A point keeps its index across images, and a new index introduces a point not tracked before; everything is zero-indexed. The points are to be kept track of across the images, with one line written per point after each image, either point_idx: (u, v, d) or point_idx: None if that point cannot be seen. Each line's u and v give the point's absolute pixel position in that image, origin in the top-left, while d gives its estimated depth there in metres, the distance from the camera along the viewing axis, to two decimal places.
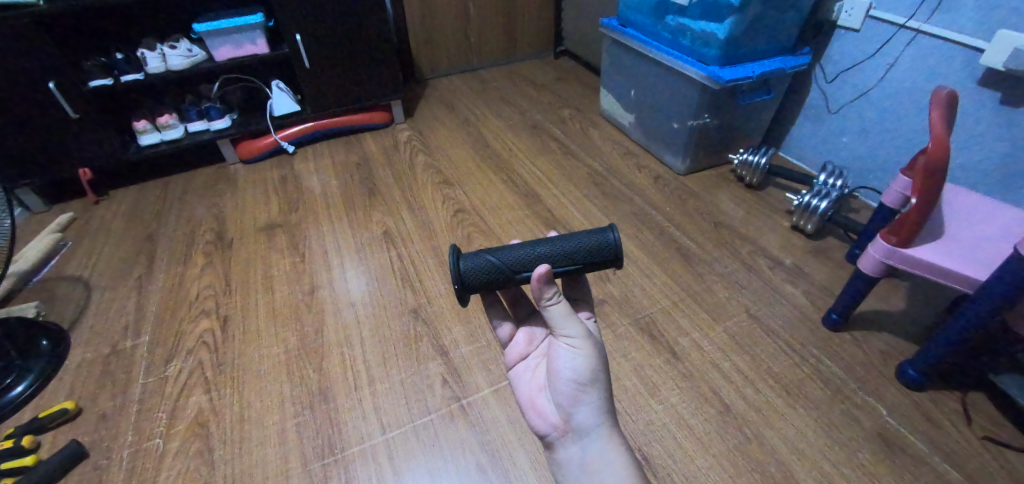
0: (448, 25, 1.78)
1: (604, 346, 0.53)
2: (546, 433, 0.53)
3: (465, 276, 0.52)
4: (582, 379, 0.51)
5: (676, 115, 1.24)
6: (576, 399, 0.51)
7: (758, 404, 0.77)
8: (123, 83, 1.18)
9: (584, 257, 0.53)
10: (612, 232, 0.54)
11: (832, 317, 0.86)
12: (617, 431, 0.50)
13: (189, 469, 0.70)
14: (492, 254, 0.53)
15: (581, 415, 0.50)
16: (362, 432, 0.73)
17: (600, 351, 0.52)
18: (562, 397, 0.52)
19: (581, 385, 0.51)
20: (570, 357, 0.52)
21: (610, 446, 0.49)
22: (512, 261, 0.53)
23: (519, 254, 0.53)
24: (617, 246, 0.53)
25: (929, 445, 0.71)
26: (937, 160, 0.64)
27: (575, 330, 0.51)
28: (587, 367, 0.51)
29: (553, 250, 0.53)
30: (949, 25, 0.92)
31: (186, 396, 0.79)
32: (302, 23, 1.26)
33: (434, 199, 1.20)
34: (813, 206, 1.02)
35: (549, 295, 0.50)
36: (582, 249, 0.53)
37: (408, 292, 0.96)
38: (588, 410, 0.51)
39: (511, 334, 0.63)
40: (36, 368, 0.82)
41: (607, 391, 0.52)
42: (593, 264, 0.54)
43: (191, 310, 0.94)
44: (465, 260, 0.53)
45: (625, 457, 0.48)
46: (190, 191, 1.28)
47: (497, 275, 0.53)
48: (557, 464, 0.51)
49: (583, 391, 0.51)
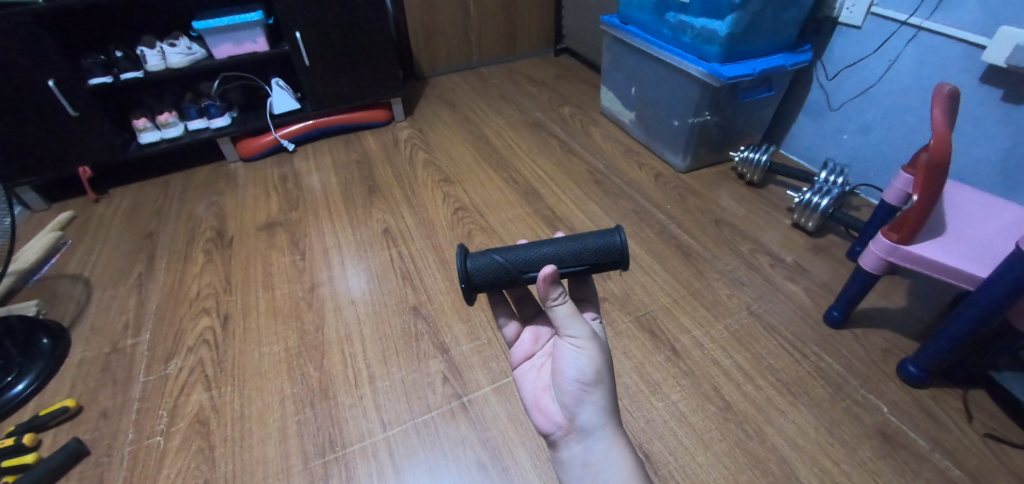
0: (448, 23, 1.78)
1: (608, 346, 0.52)
2: (550, 431, 0.53)
3: (471, 275, 0.52)
4: (586, 379, 0.51)
5: (676, 112, 1.24)
6: (579, 399, 0.51)
7: (759, 401, 0.77)
8: (123, 81, 1.18)
9: (591, 257, 0.53)
10: (620, 233, 0.53)
11: (833, 315, 0.86)
12: (620, 431, 0.50)
13: (190, 467, 0.70)
14: (498, 253, 0.53)
15: (585, 416, 0.50)
16: (363, 430, 0.73)
17: (605, 351, 0.52)
18: (566, 396, 0.52)
19: (585, 385, 0.51)
20: (574, 358, 0.51)
21: (614, 447, 0.49)
22: (518, 260, 0.52)
23: (526, 254, 0.53)
24: (624, 247, 0.52)
25: (930, 442, 0.71)
26: (940, 157, 0.64)
27: (581, 331, 0.50)
28: (592, 368, 0.51)
29: (560, 250, 0.53)
30: (950, 22, 0.91)
31: (187, 394, 0.79)
32: (302, 20, 1.26)
33: (434, 197, 1.20)
34: (814, 204, 1.02)
35: (555, 295, 0.49)
36: (590, 249, 0.53)
37: (408, 289, 0.95)
38: (592, 410, 0.50)
39: (517, 334, 0.63)
40: (36, 366, 0.82)
41: (611, 391, 0.51)
42: (600, 265, 0.53)
43: (191, 307, 0.93)
44: (472, 259, 0.52)
45: (627, 457, 0.48)
46: (190, 189, 1.27)
47: (503, 275, 0.52)
48: (561, 463, 0.52)
49: (587, 392, 0.51)
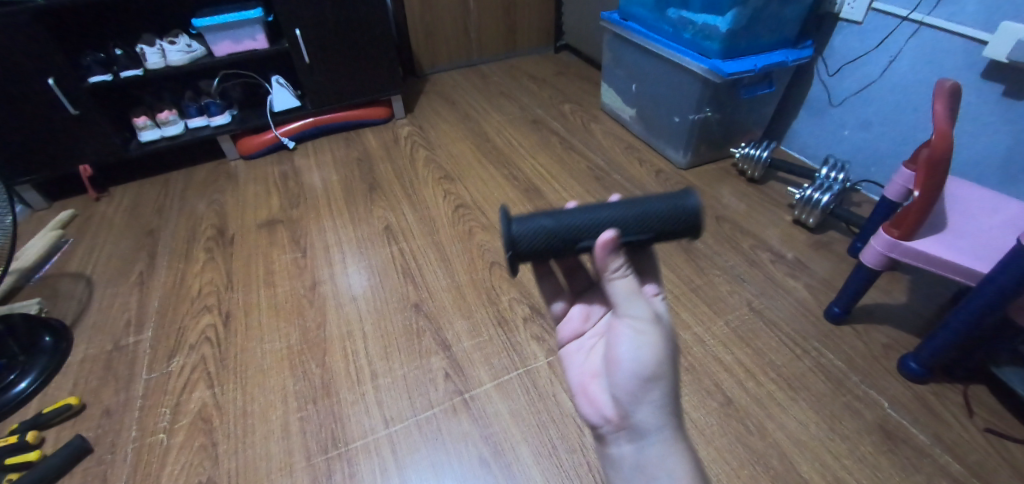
0: (447, 20, 1.77)
1: (673, 334, 0.45)
2: (597, 424, 0.47)
3: (518, 240, 0.43)
4: (645, 373, 0.44)
5: (677, 109, 1.24)
6: (636, 394, 0.44)
7: (760, 397, 0.77)
8: (123, 79, 1.17)
9: (659, 224, 0.45)
10: (692, 197, 0.46)
11: (834, 311, 0.86)
12: (682, 435, 0.43)
13: (193, 464, 0.70)
14: (549, 216, 0.45)
15: (642, 414, 0.43)
16: (365, 426, 0.74)
17: (669, 339, 0.44)
18: (620, 390, 0.45)
19: (643, 380, 0.44)
20: (632, 345, 0.44)
21: (673, 453, 0.42)
22: (574, 224, 0.44)
23: (583, 217, 0.44)
24: (697, 212, 0.45)
25: (931, 437, 0.71)
26: (942, 153, 0.64)
27: (641, 311, 0.44)
28: (652, 359, 0.44)
29: (624, 214, 0.45)
30: (952, 17, 0.91)
31: (189, 391, 0.79)
32: (301, 18, 1.25)
33: (435, 194, 1.20)
34: (814, 200, 1.01)
35: (616, 266, 0.43)
36: (657, 214, 0.45)
37: (409, 287, 0.96)
38: (651, 409, 0.43)
39: (565, 311, 0.61)
40: (38, 364, 0.82)
41: (674, 388, 0.44)
42: (668, 233, 0.46)
43: (193, 305, 0.94)
44: (517, 222, 0.44)
45: (688, 467, 0.41)
46: (190, 188, 1.27)
47: (554, 242, 0.44)
48: (609, 460, 0.46)
49: (645, 387, 0.44)
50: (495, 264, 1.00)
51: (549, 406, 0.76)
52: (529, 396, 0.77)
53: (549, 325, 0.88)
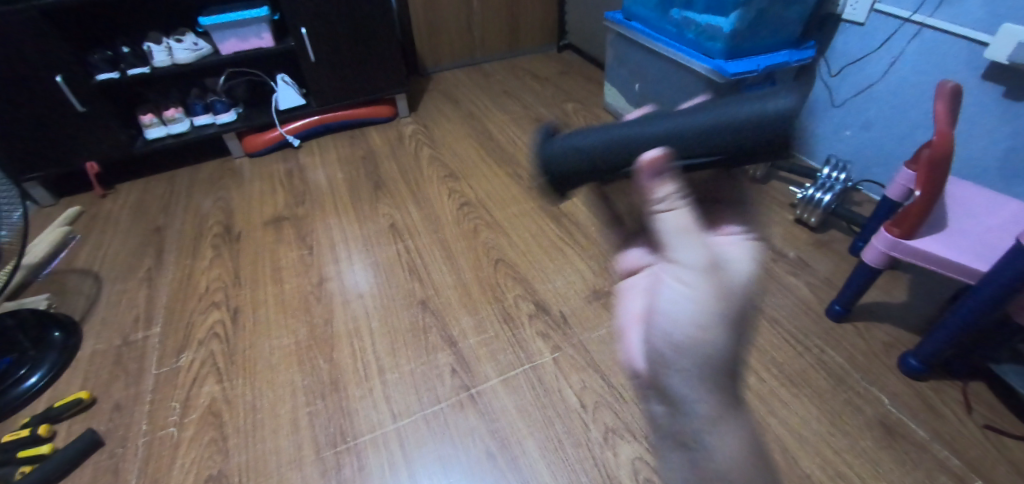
0: (451, 19, 1.78)
1: (736, 286, 0.38)
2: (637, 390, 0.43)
3: (548, 160, 0.45)
4: (693, 333, 0.38)
5: (681, 108, 1.25)
6: (681, 359, 0.38)
7: (762, 393, 0.78)
8: (130, 76, 1.18)
9: (731, 136, 0.41)
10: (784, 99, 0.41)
11: (835, 308, 0.88)
12: (737, 422, 0.36)
13: (203, 458, 0.71)
14: (587, 133, 0.45)
15: (682, 387, 0.38)
16: (373, 421, 0.75)
17: (727, 292, 0.38)
18: (660, 353, 0.40)
19: (692, 341, 0.38)
20: (678, 296, 0.39)
21: (722, 439, 0.36)
22: (616, 140, 0.43)
23: (634, 132, 0.43)
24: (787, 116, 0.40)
25: (930, 433, 0.72)
26: (943, 154, 0.65)
27: (694, 248, 0.38)
28: (700, 313, 0.38)
29: (682, 127, 0.42)
30: (953, 19, 0.92)
31: (198, 386, 0.80)
32: (307, 16, 1.26)
33: (440, 193, 1.21)
34: (817, 200, 1.03)
35: (661, 183, 0.39)
36: (732, 124, 0.41)
37: (415, 284, 0.96)
38: (695, 381, 0.37)
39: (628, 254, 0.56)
40: (48, 359, 0.83)
41: (733, 360, 0.38)
42: (743, 146, 0.41)
43: (201, 301, 0.94)
44: (551, 142, 0.46)
45: (737, 459, 0.36)
46: (196, 185, 1.28)
47: (589, 161, 0.44)
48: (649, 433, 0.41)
49: (693, 350, 0.38)
50: (501, 261, 1.01)
51: (555, 401, 0.77)
52: (535, 392, 0.78)
53: (554, 322, 0.89)
